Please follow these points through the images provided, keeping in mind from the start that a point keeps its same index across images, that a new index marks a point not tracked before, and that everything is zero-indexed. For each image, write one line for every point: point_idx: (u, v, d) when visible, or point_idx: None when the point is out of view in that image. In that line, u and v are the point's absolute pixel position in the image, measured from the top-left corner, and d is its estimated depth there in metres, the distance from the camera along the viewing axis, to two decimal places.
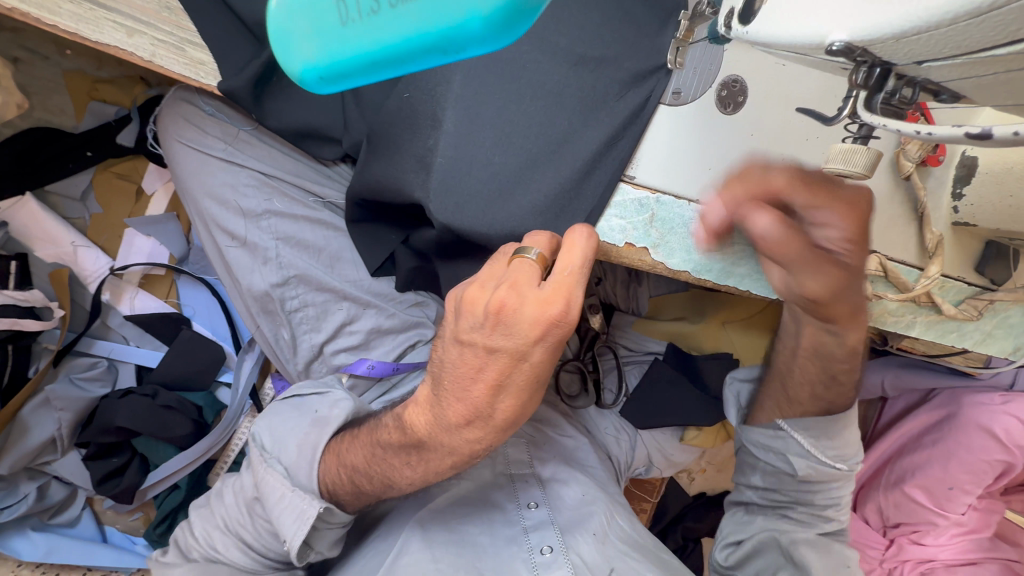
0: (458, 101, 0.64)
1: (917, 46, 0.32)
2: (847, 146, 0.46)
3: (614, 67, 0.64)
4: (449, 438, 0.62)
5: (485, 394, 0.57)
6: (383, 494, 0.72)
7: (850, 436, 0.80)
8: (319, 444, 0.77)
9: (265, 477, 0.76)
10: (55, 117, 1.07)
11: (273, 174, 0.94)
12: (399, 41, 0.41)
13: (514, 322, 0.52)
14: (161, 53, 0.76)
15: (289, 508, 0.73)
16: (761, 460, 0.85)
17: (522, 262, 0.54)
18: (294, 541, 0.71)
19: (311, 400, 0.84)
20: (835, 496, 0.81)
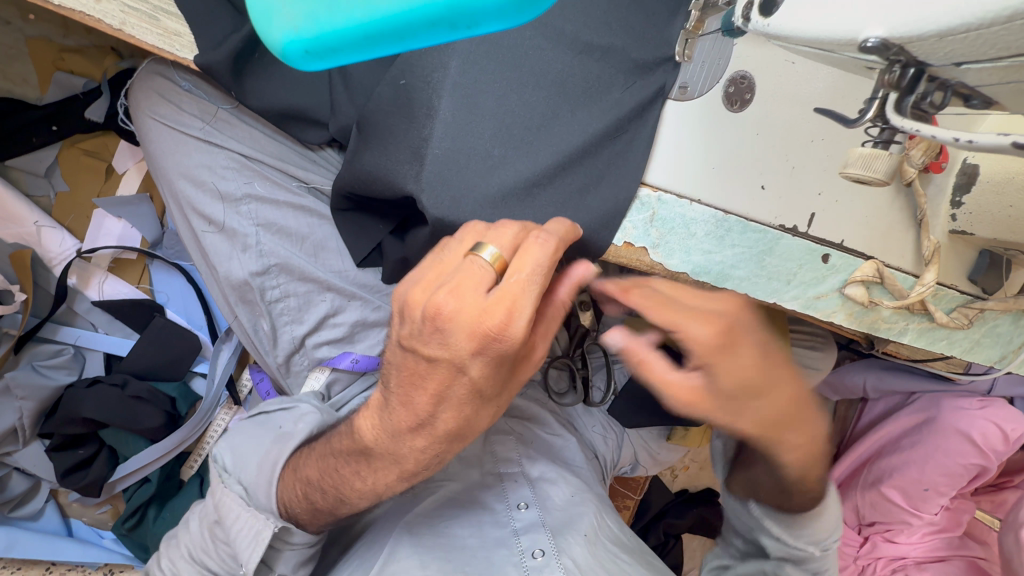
0: (455, 89, 0.60)
1: (960, 45, 0.30)
2: (867, 150, 0.45)
3: (621, 57, 0.62)
4: (395, 446, 0.60)
5: (428, 401, 0.54)
6: (337, 510, 0.68)
7: (823, 522, 0.69)
8: (274, 466, 0.73)
9: (222, 500, 0.72)
10: (18, 88, 1.02)
11: (253, 156, 0.89)
12: (401, 12, 0.38)
13: (451, 331, 0.49)
14: (131, 22, 0.70)
15: (244, 530, 0.70)
16: (740, 530, 0.77)
17: (469, 264, 0.50)
18: (252, 564, 0.69)
19: (276, 417, 0.81)
20: (810, 572, 0.72)
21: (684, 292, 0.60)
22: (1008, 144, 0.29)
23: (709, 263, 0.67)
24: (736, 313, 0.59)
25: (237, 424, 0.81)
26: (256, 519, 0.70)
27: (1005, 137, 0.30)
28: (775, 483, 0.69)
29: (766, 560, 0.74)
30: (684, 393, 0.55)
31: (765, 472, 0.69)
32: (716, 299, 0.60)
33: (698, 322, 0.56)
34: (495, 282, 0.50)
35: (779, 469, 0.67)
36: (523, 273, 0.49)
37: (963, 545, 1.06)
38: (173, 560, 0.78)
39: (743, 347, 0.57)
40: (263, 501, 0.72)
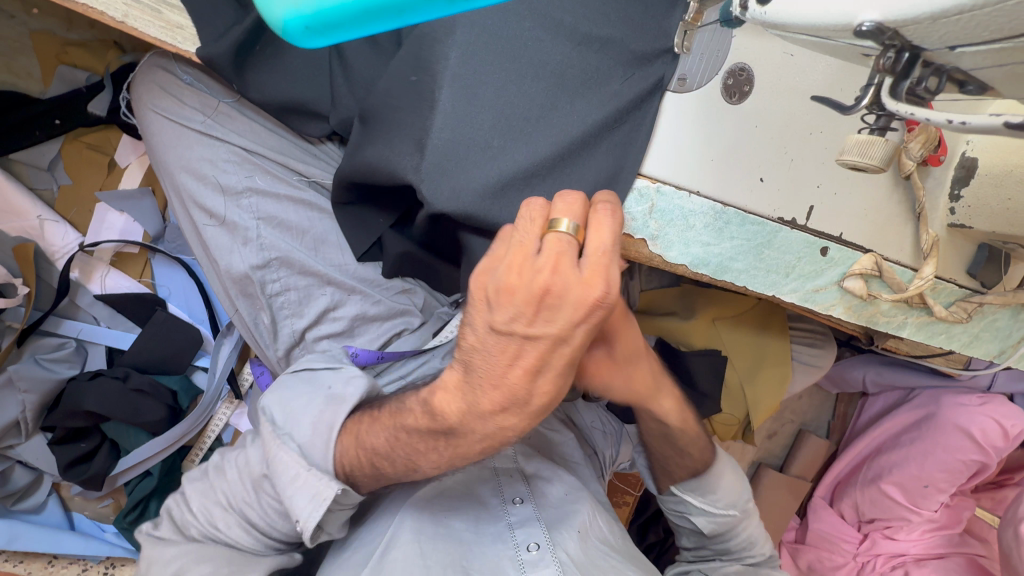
0: (455, 80, 0.60)
1: (954, 27, 0.30)
2: (864, 137, 0.46)
3: (620, 49, 0.62)
4: (482, 425, 0.58)
5: (522, 378, 0.53)
6: (405, 476, 0.70)
7: (733, 483, 0.78)
8: (330, 429, 0.72)
9: (278, 458, 0.71)
10: (22, 82, 1.03)
11: (254, 150, 0.89)
12: None
13: (559, 307, 0.49)
14: (135, 14, 0.71)
15: (303, 488, 0.68)
16: (682, 523, 0.83)
17: (553, 241, 0.49)
18: (310, 523, 0.67)
19: (324, 378, 0.80)
20: (747, 538, 0.79)
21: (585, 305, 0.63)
22: (1004, 124, 0.30)
23: (709, 255, 0.67)
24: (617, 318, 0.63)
25: (282, 392, 0.79)
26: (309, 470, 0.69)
27: (1000, 118, 0.30)
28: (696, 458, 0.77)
29: (709, 539, 0.81)
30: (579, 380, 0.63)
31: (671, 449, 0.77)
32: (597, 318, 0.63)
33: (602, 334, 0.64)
34: (579, 253, 0.50)
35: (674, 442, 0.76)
36: (600, 235, 0.49)
37: (961, 542, 1.06)
38: (209, 507, 0.77)
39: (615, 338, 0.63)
40: (325, 464, 0.71)
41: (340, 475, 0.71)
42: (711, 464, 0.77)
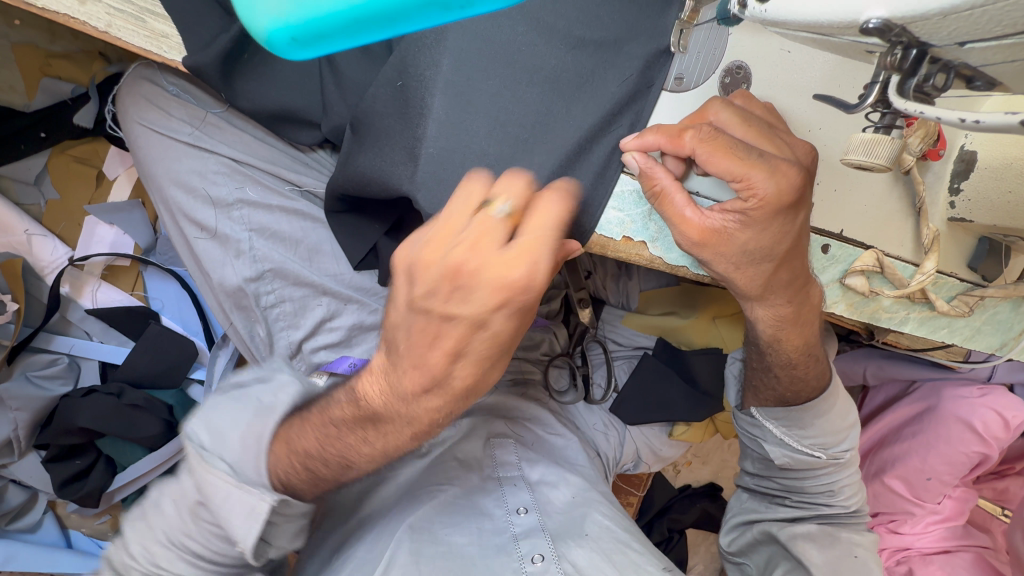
0: (448, 87, 0.59)
1: (963, 24, 0.28)
2: (869, 136, 0.44)
3: (616, 52, 0.60)
4: (407, 409, 0.58)
5: (441, 353, 0.53)
6: (341, 479, 0.64)
7: (829, 422, 0.81)
8: (256, 438, 0.63)
9: (200, 481, 0.60)
10: (4, 95, 0.99)
11: (243, 160, 0.87)
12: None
13: (472, 286, 0.49)
14: (119, 24, 0.69)
15: (236, 505, 0.59)
16: (749, 445, 0.89)
17: (484, 221, 0.48)
18: (250, 541, 0.59)
19: (246, 390, 0.67)
20: (827, 483, 0.83)
21: (762, 133, 0.58)
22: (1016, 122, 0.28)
23: None
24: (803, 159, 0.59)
25: (212, 402, 0.66)
26: (251, 487, 0.59)
27: (1013, 115, 0.29)
28: (784, 386, 0.81)
29: (780, 473, 0.86)
30: (698, 229, 0.60)
31: (776, 363, 0.79)
32: (770, 147, 0.58)
33: (764, 175, 0.56)
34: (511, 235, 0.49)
35: (777, 347, 0.77)
36: (550, 227, 0.48)
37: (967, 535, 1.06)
38: (144, 536, 0.66)
39: (798, 203, 0.59)
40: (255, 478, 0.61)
41: (275, 484, 0.62)
42: (824, 389, 0.82)
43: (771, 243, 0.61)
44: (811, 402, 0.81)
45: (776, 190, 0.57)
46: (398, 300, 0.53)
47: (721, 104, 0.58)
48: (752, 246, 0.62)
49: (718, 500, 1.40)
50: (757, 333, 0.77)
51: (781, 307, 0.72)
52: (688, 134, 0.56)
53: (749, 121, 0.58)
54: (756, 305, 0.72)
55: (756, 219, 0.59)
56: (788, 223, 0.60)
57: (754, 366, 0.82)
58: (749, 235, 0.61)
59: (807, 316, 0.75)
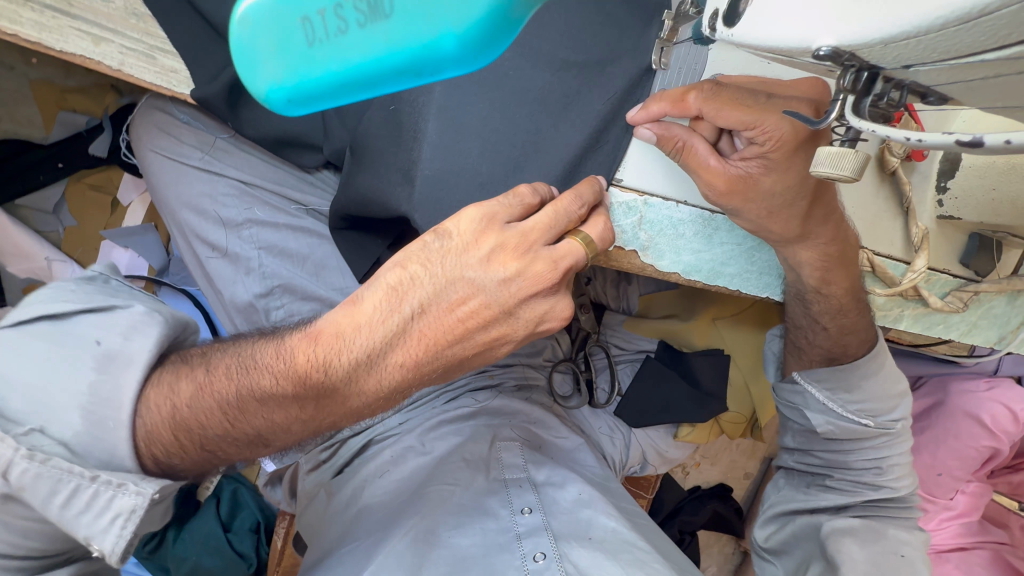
0: (442, 111, 0.62)
1: (905, 51, 0.30)
2: (834, 149, 0.41)
3: (601, 72, 0.63)
4: (369, 384, 0.56)
5: (436, 342, 0.56)
6: (244, 455, 0.61)
7: (876, 387, 0.81)
8: (119, 404, 0.54)
9: (20, 473, 0.49)
10: (23, 128, 1.04)
11: (252, 182, 0.91)
12: (371, 61, 0.36)
13: (528, 300, 0.56)
14: (131, 62, 0.73)
15: (89, 502, 0.51)
16: (790, 418, 0.90)
17: (571, 242, 0.56)
18: (114, 551, 0.51)
19: (80, 326, 0.56)
20: (874, 459, 0.82)
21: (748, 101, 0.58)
22: (954, 143, 0.30)
23: (699, 261, 0.72)
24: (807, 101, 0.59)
25: (26, 336, 0.55)
26: (118, 485, 0.52)
27: (949, 136, 0.30)
28: (832, 339, 0.80)
29: (824, 447, 0.86)
30: (725, 180, 0.61)
31: (824, 314, 0.79)
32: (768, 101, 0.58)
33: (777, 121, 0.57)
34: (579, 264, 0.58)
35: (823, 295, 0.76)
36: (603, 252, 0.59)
37: (981, 530, 1.06)
38: None
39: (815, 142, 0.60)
40: (123, 461, 0.53)
41: (144, 456, 0.55)
42: (874, 344, 0.81)
43: (799, 183, 0.62)
44: (857, 361, 0.80)
45: (791, 131, 0.58)
46: (444, 259, 0.54)
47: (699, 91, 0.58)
48: (777, 189, 0.62)
49: (727, 500, 1.40)
50: (803, 281, 0.76)
51: (825, 247, 0.70)
52: (689, 99, 0.59)
53: (734, 96, 0.58)
54: (800, 246, 0.70)
55: (775, 162, 0.60)
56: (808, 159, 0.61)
57: (800, 324, 0.84)
58: (771, 177, 0.61)
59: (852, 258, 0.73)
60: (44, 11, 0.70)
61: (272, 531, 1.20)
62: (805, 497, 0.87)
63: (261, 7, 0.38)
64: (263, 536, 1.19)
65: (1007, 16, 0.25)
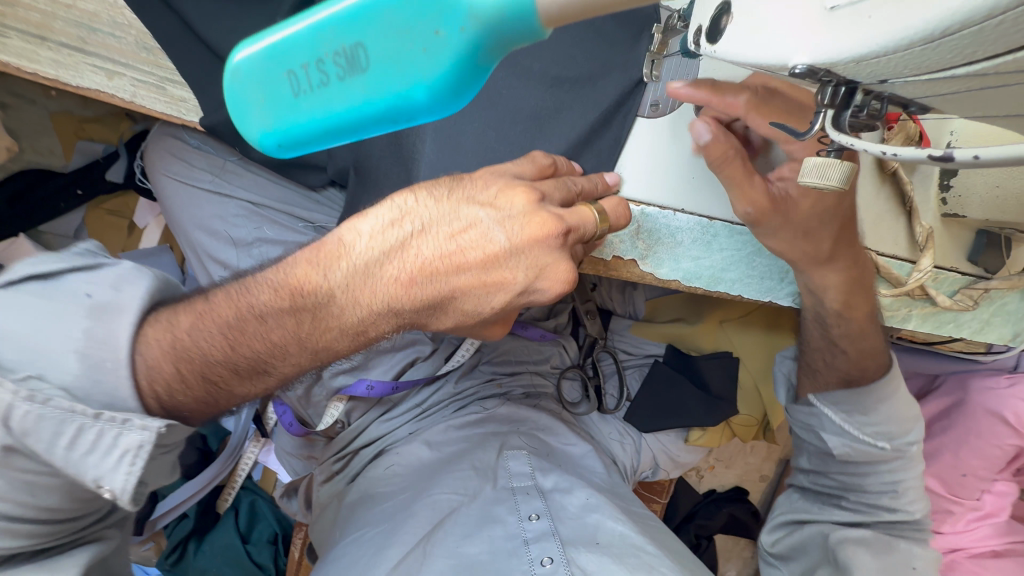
0: (439, 133, 0.64)
1: (877, 68, 0.31)
2: (822, 158, 0.42)
3: (594, 89, 0.64)
4: (370, 295, 0.55)
5: (434, 264, 0.54)
6: (246, 386, 0.57)
7: (892, 410, 0.80)
8: (116, 344, 0.52)
9: (22, 416, 0.48)
10: (45, 159, 1.07)
11: (260, 202, 0.94)
12: (349, 110, 0.34)
13: (534, 239, 0.53)
14: (142, 93, 0.77)
15: (96, 440, 0.50)
16: (805, 439, 0.88)
17: (584, 210, 0.57)
18: (124, 490, 0.51)
19: (69, 282, 0.54)
20: (889, 482, 0.81)
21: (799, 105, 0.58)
22: (925, 159, 0.31)
23: (698, 267, 0.72)
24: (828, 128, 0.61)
25: (13, 295, 0.53)
26: (122, 422, 0.51)
27: (921, 150, 0.32)
28: (847, 362, 0.81)
29: (839, 469, 0.84)
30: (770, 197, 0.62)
31: (839, 337, 0.79)
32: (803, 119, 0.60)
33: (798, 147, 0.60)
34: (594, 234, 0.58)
35: (842, 320, 0.77)
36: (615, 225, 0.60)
37: (1011, 530, 1.04)
38: None
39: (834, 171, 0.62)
40: (126, 400, 0.52)
41: (145, 395, 0.54)
42: (888, 366, 0.81)
43: (824, 206, 0.63)
44: (874, 383, 0.80)
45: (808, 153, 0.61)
46: (451, 188, 0.55)
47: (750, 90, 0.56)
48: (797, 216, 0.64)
49: (744, 503, 1.39)
50: (824, 305, 0.76)
51: (850, 272, 0.71)
52: (738, 97, 0.56)
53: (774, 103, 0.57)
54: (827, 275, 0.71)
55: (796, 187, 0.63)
56: (829, 189, 0.63)
57: (816, 344, 0.83)
58: (804, 198, 0.63)
59: (860, 286, 0.74)
60: (61, 49, 0.74)
61: (290, 541, 1.21)
62: (816, 511, 0.86)
63: (250, 57, 0.36)
64: (280, 546, 1.21)
65: (968, 35, 0.26)
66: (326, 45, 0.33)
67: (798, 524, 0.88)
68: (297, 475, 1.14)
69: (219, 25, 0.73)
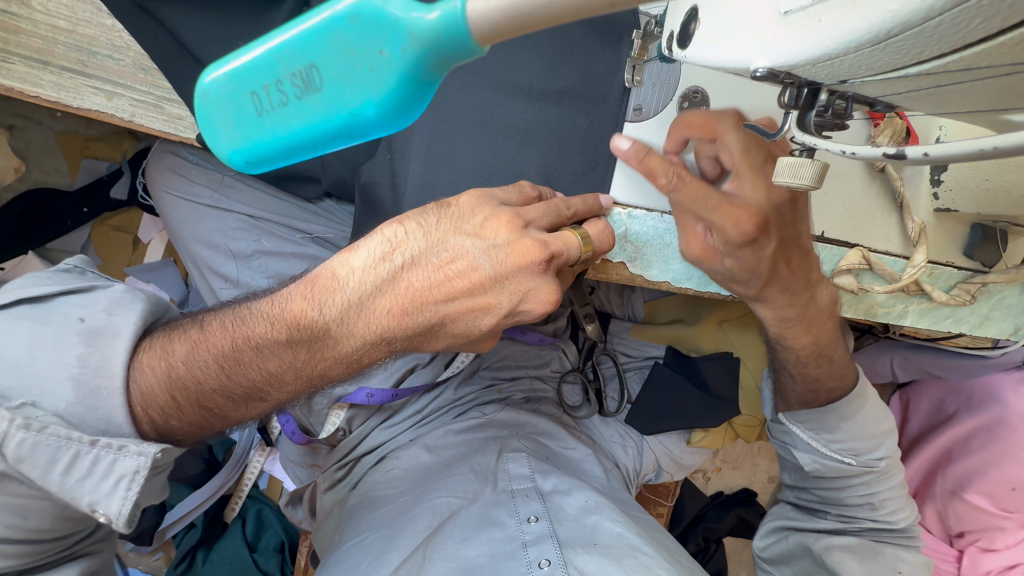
0: (427, 144, 0.66)
1: (834, 69, 0.31)
2: (793, 158, 0.42)
3: (577, 96, 0.65)
4: (359, 328, 0.57)
5: (423, 296, 0.56)
6: (241, 410, 0.63)
7: (859, 426, 0.82)
8: (112, 372, 0.58)
9: (18, 444, 0.53)
10: (51, 177, 1.12)
11: (259, 216, 0.95)
12: (308, 128, 0.35)
13: (512, 270, 0.55)
14: (141, 112, 0.81)
15: (93, 466, 0.55)
16: (783, 456, 0.91)
17: (568, 235, 0.57)
18: (119, 513, 0.56)
19: (64, 308, 0.60)
20: (864, 495, 0.82)
21: (753, 166, 0.60)
22: (881, 157, 0.35)
23: (688, 269, 0.73)
24: (772, 205, 0.61)
25: (11, 320, 0.58)
26: (118, 448, 0.56)
27: (877, 150, 0.36)
28: (800, 387, 0.83)
29: (816, 484, 0.86)
30: (698, 248, 0.65)
31: (788, 360, 0.82)
32: (749, 186, 0.61)
33: (726, 220, 0.60)
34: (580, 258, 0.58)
35: (784, 344, 0.80)
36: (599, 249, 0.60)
37: None
38: None
39: (765, 238, 0.63)
40: (121, 426, 0.58)
41: (141, 420, 0.59)
42: (851, 390, 0.83)
43: (753, 265, 0.65)
44: (833, 404, 0.81)
45: (741, 230, 0.61)
46: (441, 217, 0.56)
47: (732, 127, 0.60)
48: (735, 270, 0.66)
49: (752, 505, 1.38)
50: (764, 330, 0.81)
51: (783, 309, 0.74)
52: (659, 179, 0.60)
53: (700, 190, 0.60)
54: (760, 305, 0.75)
55: (733, 250, 0.63)
56: (758, 253, 0.63)
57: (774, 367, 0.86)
58: (731, 262, 0.65)
59: (813, 316, 0.76)
60: (61, 72, 0.77)
61: (296, 550, 1.22)
62: (802, 521, 0.88)
63: (216, 79, 0.37)
64: (287, 554, 1.21)
65: (911, 37, 0.27)
66: (284, 66, 0.34)
67: (786, 532, 0.89)
68: (300, 483, 1.15)
69: (209, 38, 0.74)
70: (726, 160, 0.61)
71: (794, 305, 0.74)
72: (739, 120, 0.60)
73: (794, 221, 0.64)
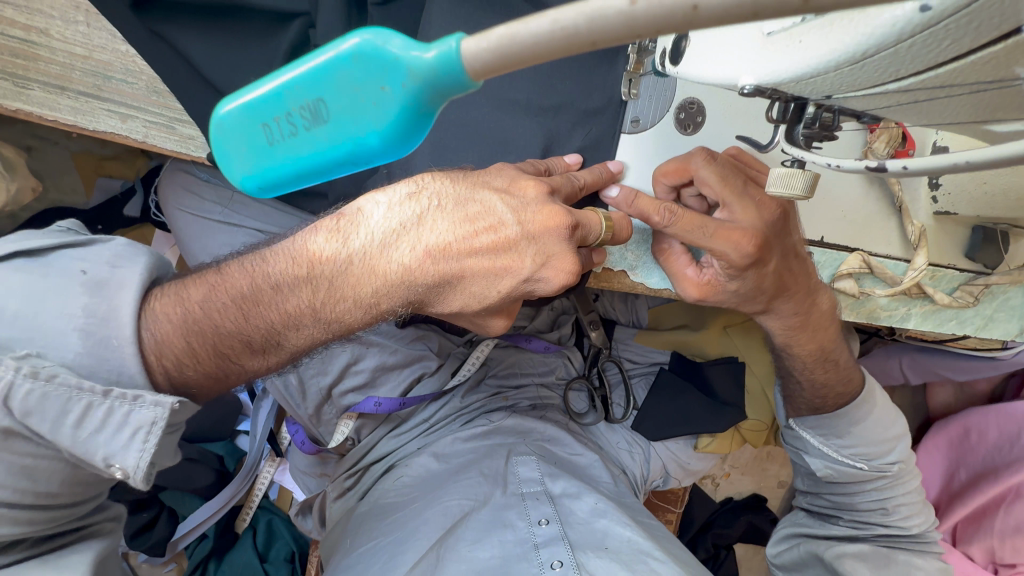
0: (430, 161, 0.68)
1: (817, 86, 0.33)
2: (785, 169, 0.43)
3: (574, 110, 0.67)
4: (383, 266, 0.56)
5: (449, 244, 0.56)
6: (255, 360, 0.59)
7: (868, 432, 0.82)
8: (122, 321, 0.53)
9: (25, 396, 0.48)
10: (68, 197, 1.14)
11: (268, 230, 0.97)
12: (315, 154, 0.37)
13: (540, 225, 0.56)
14: (153, 133, 0.83)
15: (104, 420, 0.51)
16: (798, 462, 0.91)
17: (591, 216, 0.59)
18: (137, 468, 0.51)
19: (63, 260, 0.55)
20: (879, 500, 0.82)
21: (736, 192, 0.63)
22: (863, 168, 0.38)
23: None
24: (764, 224, 0.64)
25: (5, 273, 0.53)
26: (133, 399, 0.51)
27: (859, 163, 0.38)
28: (808, 393, 0.84)
29: (830, 490, 0.86)
30: (697, 287, 0.67)
31: (797, 370, 0.83)
32: (739, 211, 0.63)
33: (726, 244, 0.62)
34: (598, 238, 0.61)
35: (790, 352, 0.81)
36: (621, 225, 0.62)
37: None
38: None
39: (767, 258, 0.65)
40: (133, 377, 0.53)
41: (154, 369, 0.55)
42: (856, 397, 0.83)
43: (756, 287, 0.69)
44: (841, 409, 0.82)
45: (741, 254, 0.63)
46: (465, 175, 0.58)
47: (703, 161, 0.61)
48: (740, 290, 0.69)
49: (761, 511, 1.37)
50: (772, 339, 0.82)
51: (791, 317, 0.76)
52: (654, 218, 0.61)
53: (694, 219, 0.62)
54: (769, 316, 0.77)
55: (734, 273, 0.66)
56: (761, 272, 0.66)
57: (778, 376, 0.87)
58: (735, 284, 0.68)
59: (816, 323, 0.78)
60: (77, 96, 0.80)
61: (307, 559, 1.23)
62: (816, 527, 0.88)
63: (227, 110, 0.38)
64: (298, 563, 1.22)
65: (888, 56, 0.28)
66: (290, 99, 0.35)
67: (798, 539, 0.89)
68: (310, 494, 1.16)
69: (220, 63, 0.77)
70: (708, 193, 0.62)
71: (801, 316, 0.76)
72: (709, 154, 0.61)
73: (788, 232, 0.67)
